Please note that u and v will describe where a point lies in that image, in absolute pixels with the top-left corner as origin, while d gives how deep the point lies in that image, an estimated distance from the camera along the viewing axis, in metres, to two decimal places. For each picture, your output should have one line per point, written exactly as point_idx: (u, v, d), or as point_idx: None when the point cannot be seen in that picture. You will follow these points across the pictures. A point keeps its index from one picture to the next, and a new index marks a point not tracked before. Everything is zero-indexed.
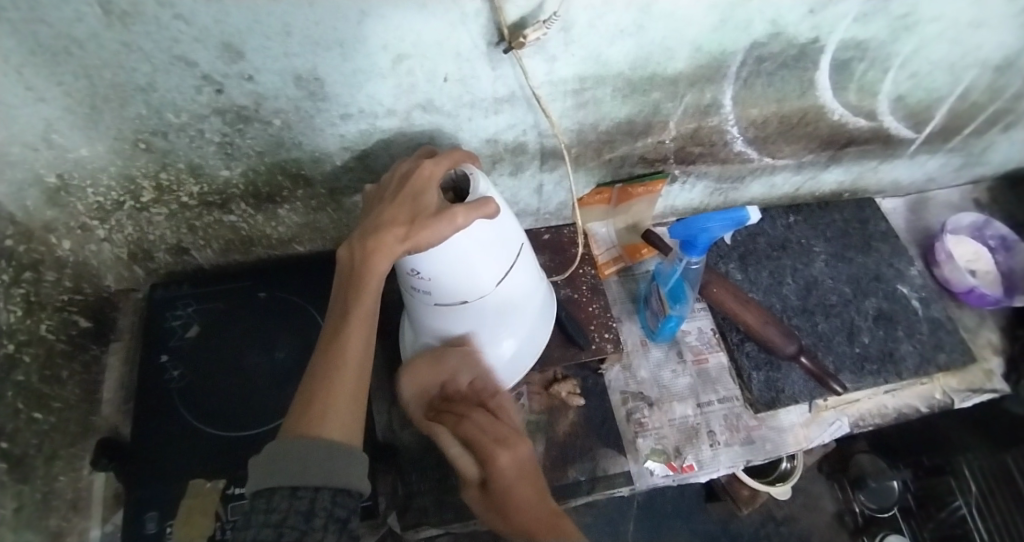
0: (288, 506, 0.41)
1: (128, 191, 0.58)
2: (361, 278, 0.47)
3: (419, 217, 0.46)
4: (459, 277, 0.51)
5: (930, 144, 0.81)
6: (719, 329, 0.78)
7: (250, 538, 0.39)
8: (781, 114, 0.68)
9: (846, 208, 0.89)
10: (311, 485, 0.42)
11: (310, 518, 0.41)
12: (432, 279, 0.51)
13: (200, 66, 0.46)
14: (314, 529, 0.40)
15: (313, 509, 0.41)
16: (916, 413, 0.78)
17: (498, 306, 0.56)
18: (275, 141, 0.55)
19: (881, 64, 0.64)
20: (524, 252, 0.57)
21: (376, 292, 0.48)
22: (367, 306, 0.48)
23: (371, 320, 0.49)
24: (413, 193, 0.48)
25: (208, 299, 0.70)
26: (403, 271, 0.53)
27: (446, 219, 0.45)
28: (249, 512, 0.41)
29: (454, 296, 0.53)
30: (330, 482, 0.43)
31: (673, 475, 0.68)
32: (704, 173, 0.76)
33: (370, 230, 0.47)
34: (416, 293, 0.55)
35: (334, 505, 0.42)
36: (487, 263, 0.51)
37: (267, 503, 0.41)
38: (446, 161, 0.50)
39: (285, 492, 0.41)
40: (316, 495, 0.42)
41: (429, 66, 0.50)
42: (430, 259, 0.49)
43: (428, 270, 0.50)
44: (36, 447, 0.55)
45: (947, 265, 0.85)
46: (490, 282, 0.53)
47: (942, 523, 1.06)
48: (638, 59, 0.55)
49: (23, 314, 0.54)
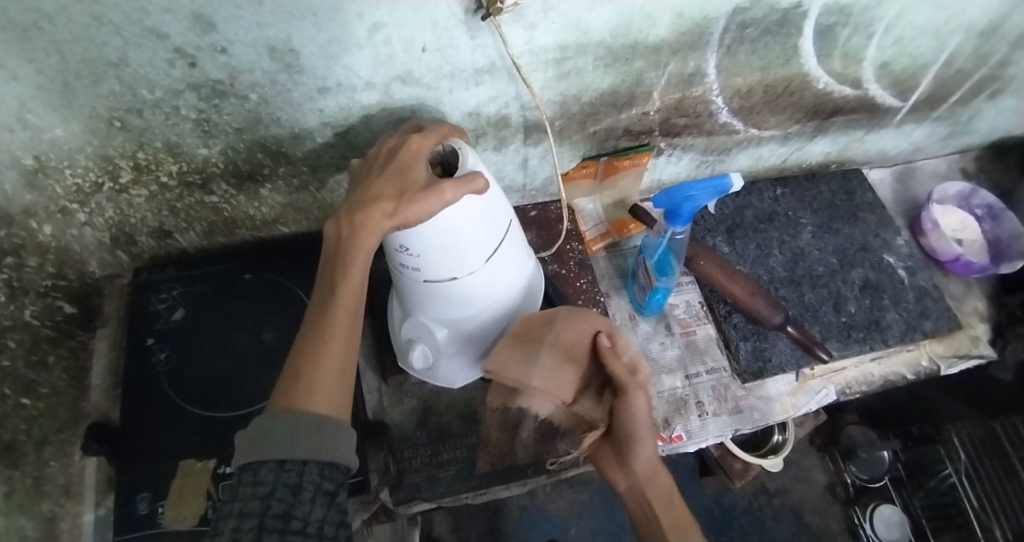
0: (275, 479, 0.41)
1: (107, 172, 0.57)
2: (347, 253, 0.47)
3: (408, 191, 0.46)
4: (447, 254, 0.51)
5: (916, 113, 0.81)
6: (706, 302, 0.78)
7: (238, 511, 0.40)
8: (765, 84, 0.67)
9: (833, 179, 0.89)
10: (299, 459, 0.42)
11: (298, 491, 0.41)
12: (420, 255, 0.51)
13: (172, 39, 0.45)
14: (302, 503, 0.41)
15: (301, 482, 0.41)
16: (903, 381, 0.78)
17: (487, 282, 0.56)
18: (253, 117, 0.54)
19: (865, 29, 0.64)
20: (513, 229, 0.57)
21: (364, 269, 0.48)
22: (354, 282, 0.48)
23: (359, 296, 0.48)
24: (400, 168, 0.47)
25: (193, 281, 0.69)
26: (391, 247, 0.53)
27: (435, 194, 0.44)
28: (237, 484, 0.42)
29: (441, 273, 0.53)
30: (318, 456, 0.42)
31: (662, 445, 0.68)
32: (690, 146, 0.75)
33: (356, 206, 0.47)
34: (405, 270, 0.54)
35: (322, 479, 0.42)
36: (477, 240, 0.51)
37: (254, 476, 0.41)
38: (434, 135, 0.49)
39: (272, 465, 0.41)
40: (305, 468, 0.42)
41: (407, 36, 0.49)
42: (418, 235, 0.49)
43: (416, 246, 0.50)
44: (24, 432, 0.54)
45: (933, 235, 0.85)
46: (479, 258, 0.53)
47: (931, 491, 1.06)
48: (619, 27, 0.54)
49: (6, 300, 0.54)
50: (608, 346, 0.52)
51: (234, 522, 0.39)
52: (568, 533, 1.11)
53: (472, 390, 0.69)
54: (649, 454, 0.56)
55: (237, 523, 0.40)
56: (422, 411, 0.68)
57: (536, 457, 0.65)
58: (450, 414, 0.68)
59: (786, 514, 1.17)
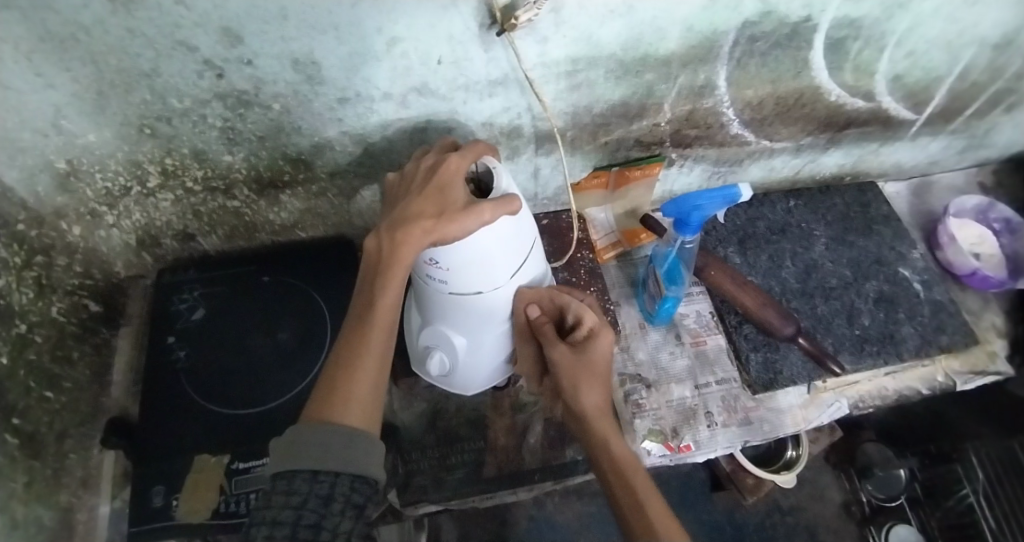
0: (308, 489, 0.42)
1: (135, 176, 0.60)
2: (387, 269, 0.48)
3: (447, 211, 0.47)
4: (477, 271, 0.52)
5: (930, 126, 0.81)
6: (717, 312, 0.78)
7: (271, 519, 0.41)
8: (776, 96, 0.68)
9: (847, 192, 0.89)
10: (332, 470, 0.43)
11: (328, 503, 0.42)
12: (449, 270, 0.52)
13: (200, 51, 0.48)
14: (332, 514, 0.42)
15: (332, 494, 0.42)
16: (918, 396, 0.77)
17: (511, 297, 0.57)
18: (275, 126, 0.56)
19: (876, 42, 0.64)
20: (536, 244, 0.58)
21: (400, 285, 0.49)
22: (391, 297, 0.49)
23: (395, 311, 0.50)
24: (440, 187, 0.49)
25: (214, 282, 0.71)
26: (419, 260, 0.53)
27: (474, 215, 0.46)
28: (270, 492, 0.43)
29: (468, 287, 0.53)
30: (350, 468, 0.43)
31: (670, 455, 0.69)
32: (702, 157, 0.76)
33: (398, 222, 0.48)
34: (430, 281, 0.55)
35: (353, 491, 0.43)
36: (506, 257, 0.52)
37: (288, 484, 0.42)
38: (471, 154, 0.50)
39: (306, 476, 0.42)
40: (336, 480, 0.43)
41: (423, 49, 0.51)
42: (451, 251, 0.49)
43: (446, 261, 0.50)
44: (47, 425, 0.57)
45: (949, 248, 0.84)
46: (505, 274, 0.54)
47: (948, 511, 1.06)
48: (629, 40, 0.55)
49: (36, 296, 0.56)
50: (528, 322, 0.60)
51: (268, 530, 0.40)
52: None
53: (481, 395, 0.70)
54: (583, 392, 0.56)
55: (270, 532, 0.40)
56: (432, 414, 0.69)
57: (543, 463, 0.66)
58: (459, 418, 0.69)
59: (799, 531, 1.15)
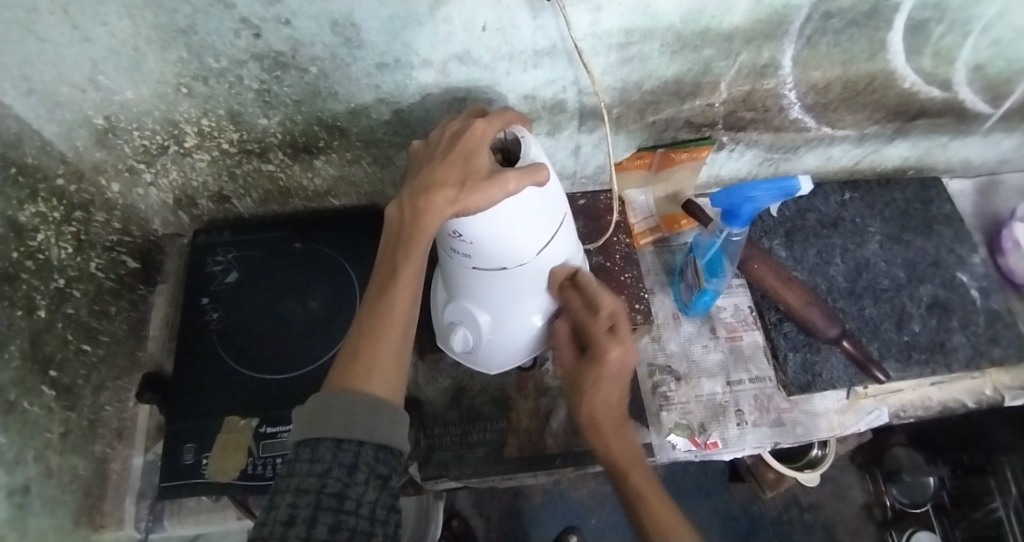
0: (332, 458, 0.41)
1: (172, 135, 0.59)
2: (409, 238, 0.47)
3: (470, 179, 0.45)
4: (502, 244, 0.49)
5: (1009, 121, 0.73)
6: (757, 307, 0.75)
7: (295, 485, 0.40)
8: (845, 79, 0.63)
9: (909, 186, 0.82)
10: (356, 440, 0.42)
11: (353, 472, 0.41)
12: (473, 243, 0.50)
13: (237, 9, 0.45)
14: (356, 484, 0.41)
15: (356, 463, 0.41)
16: (962, 408, 0.73)
17: (538, 274, 0.54)
18: (312, 90, 0.54)
19: (962, 27, 0.58)
20: (567, 221, 0.55)
21: (424, 254, 0.47)
22: (414, 267, 0.47)
23: (418, 281, 0.48)
24: (464, 153, 0.46)
25: (246, 246, 0.71)
26: (444, 233, 0.51)
27: (498, 184, 0.43)
28: (293, 460, 0.42)
29: (493, 261, 0.51)
30: (373, 438, 0.42)
31: (696, 450, 0.67)
32: (755, 142, 0.72)
33: (420, 190, 0.46)
34: (455, 255, 0.53)
35: (377, 461, 0.42)
36: (533, 230, 0.49)
37: (311, 453, 0.41)
38: (498, 121, 0.47)
39: (330, 444, 0.42)
40: (360, 449, 0.42)
41: (468, 14, 0.47)
42: (475, 223, 0.47)
43: (470, 233, 0.48)
44: (83, 377, 0.59)
45: (1013, 255, 0.77)
46: (531, 249, 0.51)
47: (975, 523, 1.00)
48: (690, 11, 0.51)
49: (74, 252, 0.57)
50: (604, 334, 0.54)
51: (292, 497, 0.40)
52: (588, 522, 1.11)
53: (506, 376, 0.69)
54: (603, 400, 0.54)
55: (295, 499, 0.40)
56: (455, 392, 0.69)
57: (565, 447, 0.65)
58: (483, 397, 0.68)
59: (816, 529, 1.13)
